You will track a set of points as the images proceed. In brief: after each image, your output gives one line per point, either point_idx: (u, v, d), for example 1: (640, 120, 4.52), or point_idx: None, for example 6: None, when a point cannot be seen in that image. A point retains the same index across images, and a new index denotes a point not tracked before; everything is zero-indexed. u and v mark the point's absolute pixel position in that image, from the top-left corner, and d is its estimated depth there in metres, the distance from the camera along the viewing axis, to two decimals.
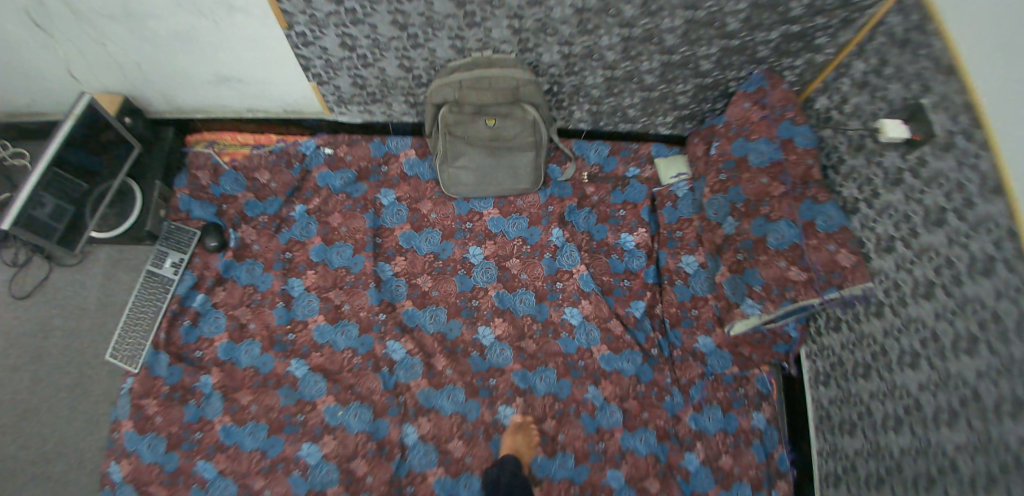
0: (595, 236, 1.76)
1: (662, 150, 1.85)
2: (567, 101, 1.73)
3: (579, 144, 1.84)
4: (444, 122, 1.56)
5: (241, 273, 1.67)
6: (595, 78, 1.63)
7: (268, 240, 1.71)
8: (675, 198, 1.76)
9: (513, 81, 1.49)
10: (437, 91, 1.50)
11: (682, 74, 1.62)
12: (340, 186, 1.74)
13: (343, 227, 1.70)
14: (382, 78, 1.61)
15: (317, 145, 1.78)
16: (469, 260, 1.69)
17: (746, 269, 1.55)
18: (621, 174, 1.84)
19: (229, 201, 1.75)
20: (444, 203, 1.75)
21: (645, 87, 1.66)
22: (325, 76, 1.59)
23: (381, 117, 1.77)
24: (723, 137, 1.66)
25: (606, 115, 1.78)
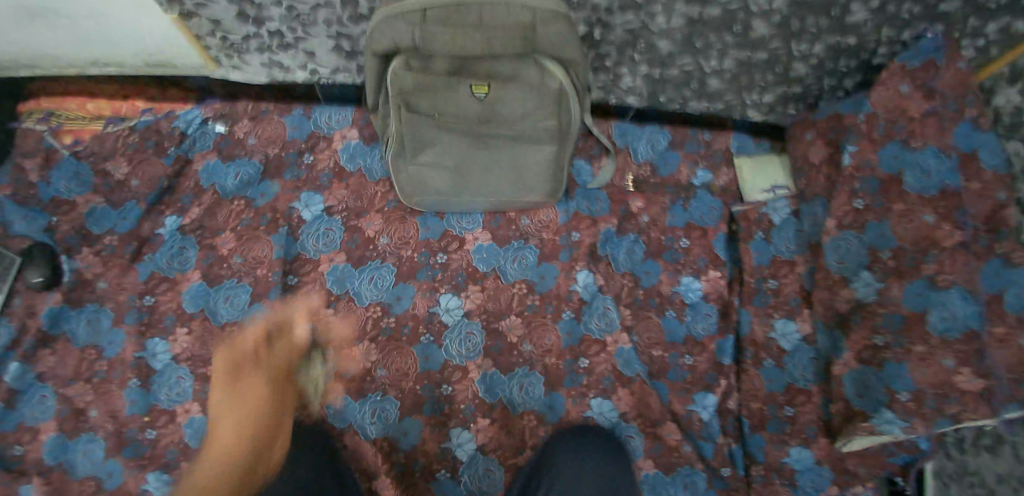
0: (642, 281, 1.08)
1: (746, 144, 1.17)
2: (611, 59, 1.03)
3: (621, 130, 1.18)
4: (399, 89, 0.83)
5: (77, 328, 0.98)
6: (673, 23, 0.93)
7: (120, 277, 1.01)
8: (770, 226, 1.07)
9: (524, 11, 0.76)
10: (380, 29, 0.77)
11: (816, 22, 0.90)
12: (233, 187, 1.06)
13: (236, 258, 1.03)
14: (288, 5, 0.90)
15: (204, 118, 1.10)
16: (439, 317, 1.02)
17: (885, 362, 0.83)
18: (684, 181, 1.16)
19: (63, 209, 1.04)
20: (400, 221, 1.07)
21: (750, 41, 0.95)
22: (192, 2, 0.88)
23: (300, 73, 1.06)
24: (860, 136, 0.94)
25: (671, 86, 1.08)
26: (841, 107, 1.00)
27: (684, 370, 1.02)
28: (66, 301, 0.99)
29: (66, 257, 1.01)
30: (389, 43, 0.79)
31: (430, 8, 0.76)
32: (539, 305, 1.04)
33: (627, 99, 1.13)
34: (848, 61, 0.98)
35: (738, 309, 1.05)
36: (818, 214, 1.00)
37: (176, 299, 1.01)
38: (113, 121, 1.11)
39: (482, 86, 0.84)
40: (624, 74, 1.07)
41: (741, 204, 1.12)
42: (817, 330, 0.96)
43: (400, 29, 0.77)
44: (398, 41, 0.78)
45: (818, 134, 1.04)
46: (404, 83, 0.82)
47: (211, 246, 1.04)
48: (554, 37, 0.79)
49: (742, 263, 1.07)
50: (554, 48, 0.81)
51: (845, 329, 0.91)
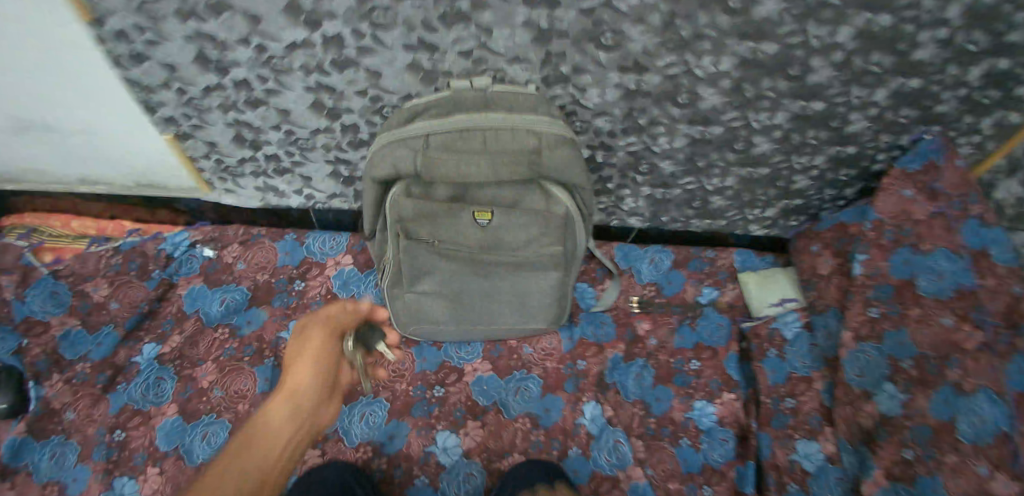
0: (653, 408, 0.98)
1: (749, 258, 1.13)
2: (614, 181, 1.05)
3: (622, 252, 1.16)
4: (399, 215, 0.81)
5: (38, 464, 0.82)
6: (677, 143, 0.93)
7: (89, 409, 0.87)
8: (782, 342, 1.00)
9: (529, 136, 0.75)
10: (381, 155, 0.77)
11: (816, 135, 0.90)
12: (218, 314, 0.97)
13: (216, 391, 0.90)
14: (286, 130, 0.88)
15: (192, 241, 1.04)
16: (433, 457, 0.91)
17: (918, 477, 0.74)
18: (690, 299, 1.10)
19: (35, 332, 0.90)
20: (393, 353, 1.00)
21: (752, 157, 0.95)
22: (190, 124, 0.86)
23: (296, 199, 1.04)
24: (870, 244, 0.89)
25: (673, 205, 1.10)
26: (844, 218, 1.00)
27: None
28: (27, 434, 0.84)
29: (33, 383, 0.87)
30: (389, 167, 0.78)
31: (433, 134, 0.75)
32: (545, 441, 0.94)
33: (630, 220, 1.16)
34: (847, 171, 0.97)
35: (756, 432, 0.94)
36: (832, 326, 0.95)
37: (148, 434, 0.86)
38: (97, 240, 1.01)
39: (485, 212, 0.81)
40: (626, 196, 1.09)
41: (750, 320, 1.07)
42: (840, 449, 0.86)
43: (401, 154, 0.76)
44: (399, 165, 0.77)
45: (823, 247, 1.02)
46: (404, 209, 0.81)
47: (191, 376, 0.91)
48: (560, 161, 0.77)
49: (757, 383, 0.98)
50: (559, 171, 0.79)
51: (870, 445, 0.81)
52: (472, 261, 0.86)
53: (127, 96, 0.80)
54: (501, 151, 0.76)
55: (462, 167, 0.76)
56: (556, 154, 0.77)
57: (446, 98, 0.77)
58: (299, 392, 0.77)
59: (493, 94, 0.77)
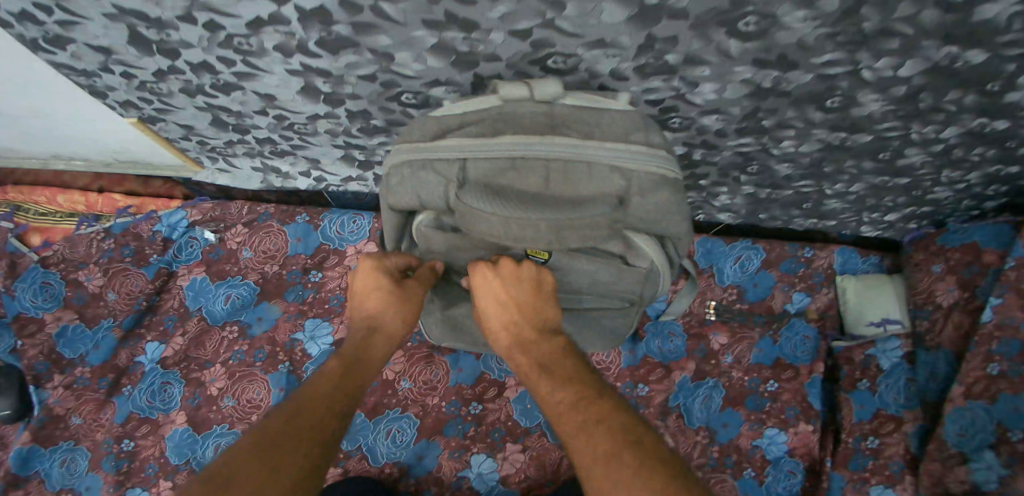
0: (719, 435, 0.88)
1: (852, 260, 0.96)
2: (709, 178, 0.82)
3: (704, 247, 1.00)
4: (428, 247, 0.67)
5: (49, 471, 0.81)
6: (805, 148, 0.71)
7: (95, 413, 0.84)
8: (877, 372, 0.89)
9: (614, 175, 0.57)
10: (403, 182, 0.61)
11: (982, 152, 0.71)
12: (223, 313, 0.87)
13: (227, 401, 0.82)
14: (275, 114, 0.70)
15: (191, 222, 0.92)
16: (467, 482, 0.83)
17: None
18: (777, 308, 0.96)
19: (27, 332, 0.86)
20: (424, 361, 0.90)
21: (891, 170, 0.76)
22: (153, 107, 0.71)
23: (306, 179, 0.87)
24: (1008, 287, 0.78)
25: (777, 205, 0.88)
26: (977, 237, 0.86)
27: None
28: (34, 440, 0.82)
29: (34, 388, 0.84)
30: (413, 197, 0.62)
31: (472, 161, 0.58)
32: None
33: (719, 215, 0.95)
34: (1000, 186, 0.80)
35: (828, 472, 0.85)
36: (940, 369, 0.84)
37: (158, 444, 0.82)
38: (86, 220, 0.92)
39: (541, 253, 0.64)
40: (720, 193, 0.87)
41: (842, 336, 0.93)
42: None
43: (429, 181, 0.60)
44: (423, 195, 0.62)
45: (948, 269, 0.87)
46: (433, 244, 0.66)
47: (199, 382, 0.84)
48: (651, 208, 0.60)
49: (839, 415, 0.88)
50: (648, 220, 0.62)
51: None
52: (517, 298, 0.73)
53: (62, 78, 0.66)
54: (572, 194, 0.58)
55: (515, 220, 0.57)
56: (649, 200, 0.60)
57: (496, 110, 0.59)
58: (367, 363, 0.55)
59: (562, 110, 0.58)
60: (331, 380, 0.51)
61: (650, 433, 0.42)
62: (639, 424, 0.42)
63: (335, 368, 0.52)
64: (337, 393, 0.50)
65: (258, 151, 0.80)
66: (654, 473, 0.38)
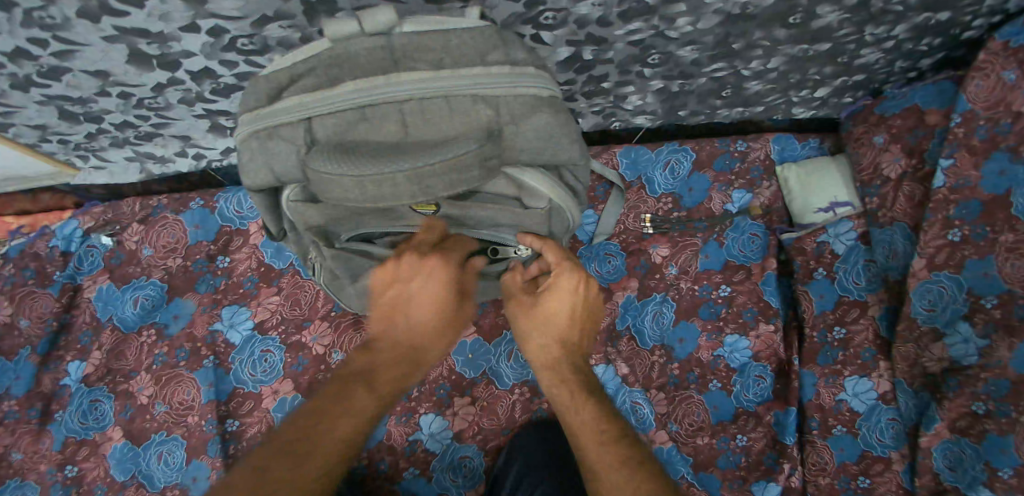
0: (676, 351, 0.85)
1: (790, 147, 0.91)
2: (612, 79, 0.77)
3: (629, 158, 0.93)
4: (306, 222, 0.62)
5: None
6: (703, 25, 0.65)
7: (34, 445, 0.81)
8: (832, 259, 0.83)
9: (479, 105, 0.51)
10: (251, 157, 0.54)
11: (903, 0, 0.63)
12: (135, 318, 0.84)
13: (160, 406, 0.80)
14: (121, 93, 0.65)
15: (85, 230, 0.88)
16: (422, 440, 0.83)
17: (985, 433, 0.66)
18: (718, 211, 0.90)
19: None
20: (353, 328, 0.82)
21: (810, 35, 0.68)
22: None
23: (191, 159, 0.82)
24: (957, 145, 0.71)
25: (694, 97, 0.82)
26: (918, 98, 0.78)
27: (736, 454, 0.80)
28: None
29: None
30: (267, 170, 0.55)
31: (317, 119, 0.51)
32: (549, 409, 0.84)
33: (635, 119, 0.89)
34: (933, 39, 0.72)
35: (798, 370, 0.82)
36: (897, 245, 0.77)
37: (101, 464, 0.80)
38: None
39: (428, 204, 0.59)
40: (630, 94, 0.81)
41: (792, 229, 0.88)
42: (898, 389, 0.76)
43: (279, 152, 0.53)
44: (276, 167, 0.54)
45: (892, 138, 0.80)
46: (308, 215, 0.60)
47: (127, 393, 0.82)
48: (532, 136, 0.53)
49: (801, 310, 0.84)
50: (533, 151, 0.55)
51: (936, 395, 0.71)
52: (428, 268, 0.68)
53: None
54: (435, 136, 0.51)
55: (369, 179, 0.49)
56: (526, 127, 0.53)
57: (327, 53, 0.51)
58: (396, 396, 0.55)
59: (401, 41, 0.50)
60: (358, 417, 0.51)
61: (656, 473, 0.49)
62: (640, 460, 0.49)
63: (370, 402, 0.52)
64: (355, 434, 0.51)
65: (127, 138, 0.75)
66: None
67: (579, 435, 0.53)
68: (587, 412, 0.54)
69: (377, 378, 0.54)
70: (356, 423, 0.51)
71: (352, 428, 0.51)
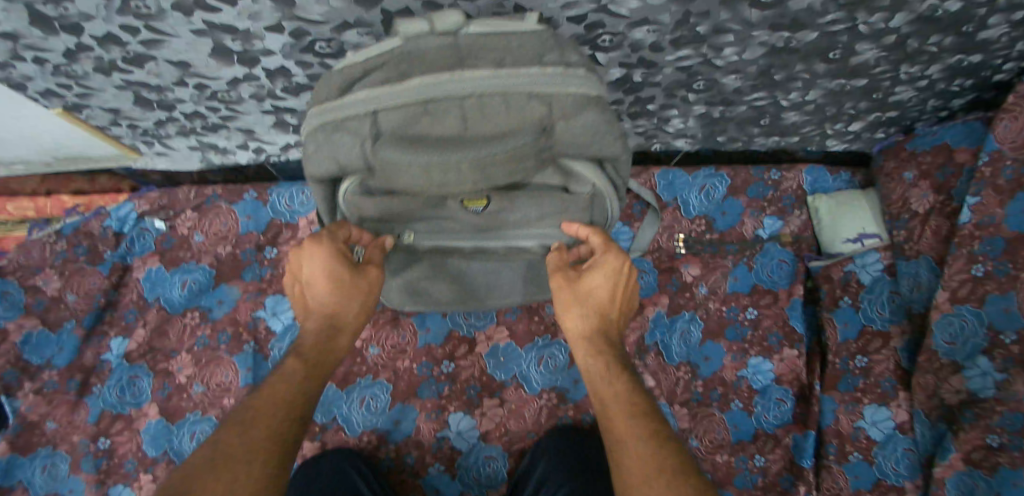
0: (701, 370, 0.88)
1: (823, 178, 0.94)
2: (657, 102, 0.81)
3: (666, 179, 0.96)
4: (360, 214, 0.63)
5: (32, 478, 0.81)
6: (748, 55, 0.69)
7: (69, 416, 0.83)
8: (858, 288, 0.86)
9: (534, 102, 0.52)
10: (317, 148, 0.56)
11: (939, 42, 0.67)
12: (181, 300, 0.87)
13: (197, 387, 0.84)
14: (195, 84, 0.69)
15: (140, 213, 0.91)
16: (449, 439, 0.86)
17: (997, 466, 0.68)
18: (749, 235, 0.94)
19: None
20: (391, 324, 0.91)
21: (846, 71, 0.72)
22: (74, 93, 0.69)
23: (252, 152, 0.87)
24: (985, 184, 0.75)
25: (733, 124, 0.86)
26: (949, 138, 0.82)
27: (754, 474, 0.84)
28: (13, 450, 0.82)
29: (5, 398, 0.83)
30: (331, 162, 0.57)
31: (383, 111, 0.53)
32: (575, 417, 0.87)
33: (675, 142, 0.93)
34: (964, 80, 0.76)
35: (818, 396, 0.85)
36: (922, 277, 0.80)
37: (134, 439, 0.83)
38: (37, 225, 0.91)
39: (479, 200, 0.62)
40: (673, 117, 0.85)
41: (819, 257, 0.91)
42: (915, 419, 0.78)
43: (343, 143, 0.55)
44: (340, 159, 0.56)
45: (921, 174, 0.83)
46: (365, 207, 0.62)
47: (166, 372, 0.85)
48: (580, 132, 0.56)
49: (826, 339, 0.86)
50: (581, 145, 0.57)
51: (952, 427, 0.73)
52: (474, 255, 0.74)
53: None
54: (492, 130, 0.53)
55: (435, 164, 0.53)
56: (576, 123, 0.55)
57: (397, 51, 0.53)
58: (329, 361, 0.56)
59: (466, 41, 0.52)
60: (292, 380, 0.51)
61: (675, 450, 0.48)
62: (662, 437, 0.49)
63: (301, 365, 0.52)
64: (296, 398, 0.50)
65: (192, 127, 0.79)
66: (665, 479, 0.45)
67: (606, 404, 0.53)
68: (619, 382, 0.54)
69: (305, 343, 0.54)
70: (295, 387, 0.51)
71: (294, 391, 0.50)
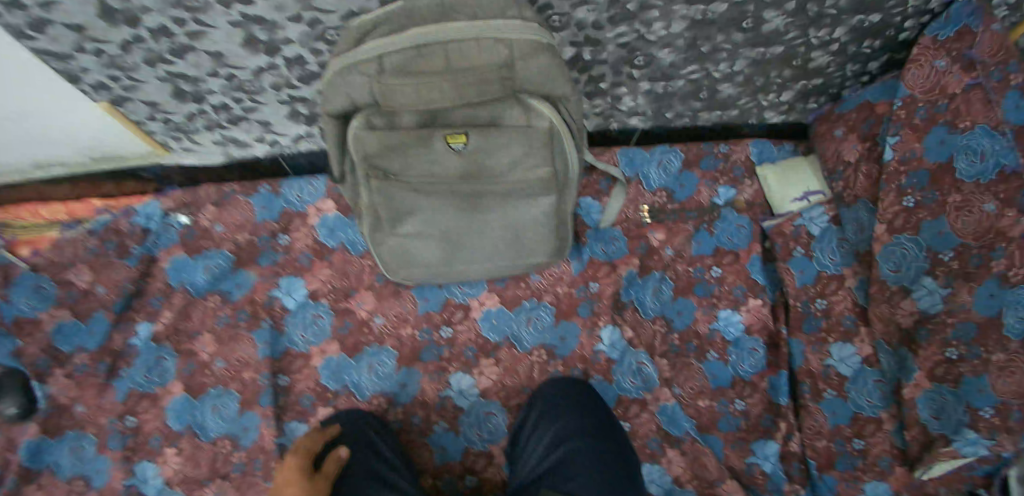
0: (675, 323, 0.97)
1: (767, 150, 1.05)
2: (607, 80, 0.93)
3: (627, 157, 1.06)
4: (364, 151, 0.78)
5: (60, 460, 0.86)
6: (675, 28, 0.81)
7: (97, 399, 0.89)
8: (809, 240, 0.95)
9: (499, 45, 0.72)
10: (336, 86, 0.74)
11: (835, 4, 0.79)
12: (205, 283, 0.96)
13: (219, 363, 0.92)
14: (226, 76, 0.81)
15: (165, 210, 1.00)
16: (452, 400, 0.92)
17: (961, 376, 0.73)
18: (706, 202, 1.04)
19: (26, 332, 0.90)
20: (393, 295, 0.98)
21: (762, 38, 0.85)
22: (122, 85, 0.80)
23: (265, 146, 1.00)
24: (901, 125, 0.84)
25: (677, 99, 0.99)
26: (869, 95, 0.93)
27: (736, 417, 0.90)
28: (41, 432, 0.86)
29: (37, 383, 0.88)
30: (347, 96, 0.76)
31: (387, 54, 0.71)
32: (564, 371, 0.94)
33: (630, 121, 1.05)
34: (873, 42, 0.88)
35: (787, 339, 0.93)
36: (863, 220, 0.89)
37: (159, 416, 0.89)
38: (67, 226, 0.98)
39: (459, 136, 0.77)
40: (623, 95, 0.97)
41: (772, 217, 1.00)
42: (878, 349, 0.85)
43: (357, 81, 0.74)
44: (354, 95, 0.75)
45: (849, 129, 0.94)
46: (367, 143, 0.77)
47: (191, 352, 0.93)
48: (536, 70, 0.76)
49: (785, 285, 0.95)
50: (535, 82, 0.78)
51: (912, 349, 0.80)
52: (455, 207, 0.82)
53: (42, 67, 0.74)
54: (467, 64, 0.73)
55: (424, 88, 0.73)
56: (531, 63, 0.75)
57: (399, 10, 0.71)
58: None
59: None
60: None
61: None
62: None
63: None
64: None
65: (217, 119, 0.91)
66: None
67: None
68: None
69: None
70: None
71: None
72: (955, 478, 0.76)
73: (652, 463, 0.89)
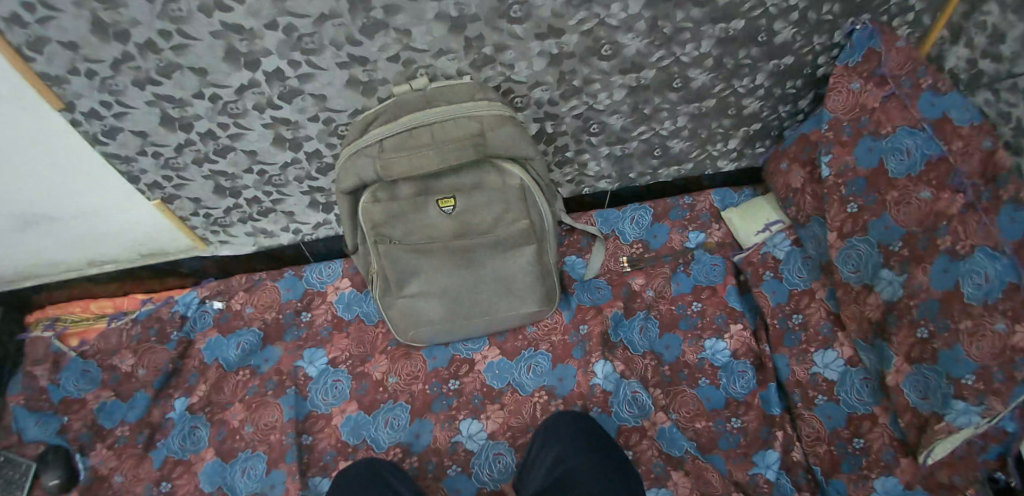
0: (665, 356, 1.00)
1: (729, 196, 1.15)
2: (571, 149, 1.06)
3: (603, 217, 1.18)
4: (372, 220, 0.90)
5: None
6: (616, 97, 0.95)
7: (135, 468, 0.96)
8: (776, 263, 1.02)
9: (472, 121, 0.82)
10: (346, 169, 0.85)
11: (748, 54, 0.91)
12: (236, 358, 1.04)
13: (248, 428, 0.98)
14: (258, 171, 0.97)
15: (201, 298, 1.11)
16: (462, 445, 0.95)
17: (937, 352, 0.75)
18: (678, 247, 1.12)
19: (74, 409, 1.00)
20: (405, 357, 1.05)
21: (694, 93, 0.97)
22: (172, 183, 0.96)
23: (288, 235, 1.14)
24: (832, 143, 0.91)
25: (635, 159, 1.11)
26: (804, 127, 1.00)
27: (734, 435, 0.91)
28: None
29: (80, 456, 0.96)
30: (356, 178, 0.85)
31: (386, 138, 0.83)
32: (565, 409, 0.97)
33: (599, 184, 1.16)
34: (794, 82, 0.98)
35: (771, 356, 0.96)
36: (818, 234, 0.96)
37: (192, 480, 0.95)
38: (116, 316, 1.12)
39: (448, 200, 0.90)
40: (588, 161, 1.10)
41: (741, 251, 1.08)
42: (857, 348, 0.88)
43: (361, 163, 0.84)
44: (362, 174, 0.85)
45: (791, 161, 1.02)
46: (374, 213, 0.90)
47: (222, 420, 1.00)
48: (505, 137, 0.84)
49: (762, 308, 1.00)
50: (506, 146, 0.86)
51: (885, 338, 0.83)
52: (448, 263, 0.95)
53: (109, 169, 0.90)
54: (449, 137, 0.82)
55: (414, 159, 0.82)
56: (501, 132, 0.84)
57: (392, 103, 0.84)
58: None
59: (432, 92, 0.83)
60: None
61: None
62: None
63: None
64: None
65: (250, 212, 1.06)
66: None
67: None
68: None
69: None
70: None
71: None
72: (966, 464, 0.74)
73: (658, 487, 0.88)
